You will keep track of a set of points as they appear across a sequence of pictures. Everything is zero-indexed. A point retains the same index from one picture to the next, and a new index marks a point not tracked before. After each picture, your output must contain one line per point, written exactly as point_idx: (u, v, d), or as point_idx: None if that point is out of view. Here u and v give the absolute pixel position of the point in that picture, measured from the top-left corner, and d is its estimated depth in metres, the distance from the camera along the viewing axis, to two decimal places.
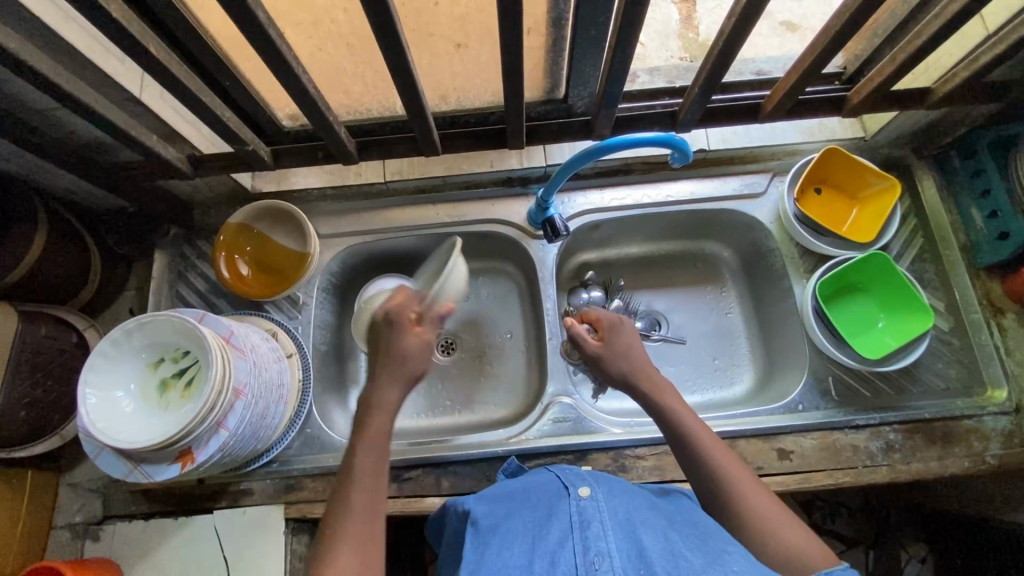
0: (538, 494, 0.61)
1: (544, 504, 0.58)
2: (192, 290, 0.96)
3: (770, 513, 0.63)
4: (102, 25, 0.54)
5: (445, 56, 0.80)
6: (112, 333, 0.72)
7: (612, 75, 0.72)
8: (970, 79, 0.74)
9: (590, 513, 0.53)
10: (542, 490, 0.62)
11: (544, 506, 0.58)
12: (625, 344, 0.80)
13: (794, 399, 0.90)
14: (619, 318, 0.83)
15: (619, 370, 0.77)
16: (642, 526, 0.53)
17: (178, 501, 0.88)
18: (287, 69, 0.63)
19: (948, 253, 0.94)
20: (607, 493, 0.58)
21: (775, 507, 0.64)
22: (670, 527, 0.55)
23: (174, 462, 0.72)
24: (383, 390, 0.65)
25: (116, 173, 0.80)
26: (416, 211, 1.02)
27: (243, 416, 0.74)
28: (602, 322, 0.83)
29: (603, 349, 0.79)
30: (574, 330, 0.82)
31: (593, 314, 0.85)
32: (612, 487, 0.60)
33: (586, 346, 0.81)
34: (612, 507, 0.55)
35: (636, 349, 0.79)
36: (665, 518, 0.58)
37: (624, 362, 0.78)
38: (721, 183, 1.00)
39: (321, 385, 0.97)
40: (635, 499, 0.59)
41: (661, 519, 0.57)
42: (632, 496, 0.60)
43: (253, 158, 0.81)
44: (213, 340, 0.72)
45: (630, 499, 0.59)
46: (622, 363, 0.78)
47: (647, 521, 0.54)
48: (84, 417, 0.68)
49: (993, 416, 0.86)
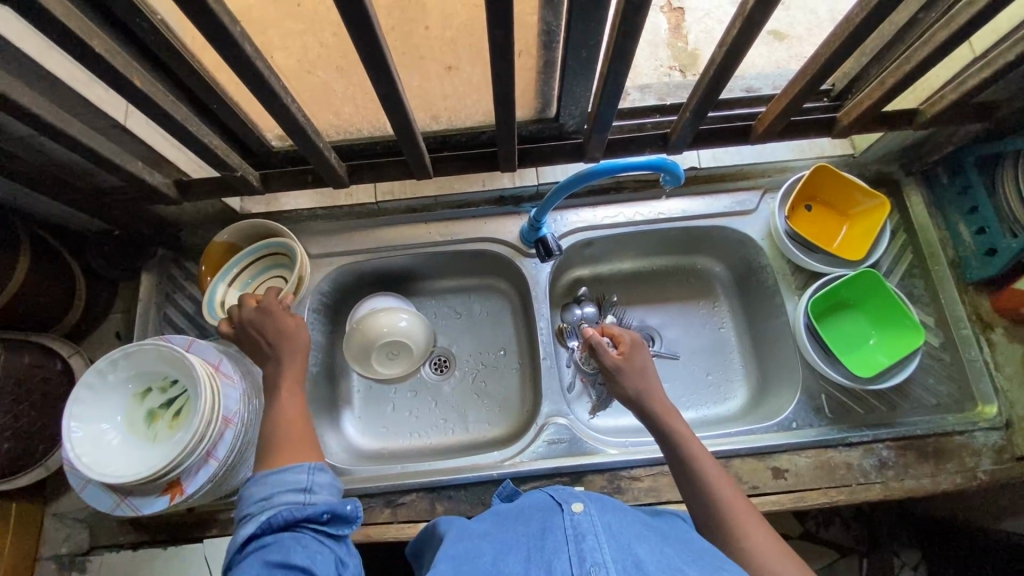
0: (531, 510, 0.60)
1: (537, 520, 0.57)
2: (180, 313, 0.95)
3: (766, 536, 0.63)
4: (86, 61, 0.53)
5: (436, 79, 0.80)
6: (97, 364, 0.70)
7: (603, 100, 0.72)
8: (957, 101, 0.75)
9: (583, 528, 0.52)
10: (533, 507, 0.60)
11: (537, 522, 0.56)
12: (642, 363, 0.80)
13: (788, 417, 0.90)
14: (640, 339, 0.83)
15: (633, 388, 0.78)
16: (638, 543, 0.52)
17: (167, 531, 0.86)
18: (276, 99, 0.62)
19: (937, 268, 0.94)
20: (601, 509, 0.57)
21: (769, 531, 0.64)
22: (665, 544, 0.55)
23: (163, 494, 0.70)
24: (280, 366, 0.71)
25: (101, 198, 0.79)
26: (408, 230, 1.01)
27: (233, 446, 0.73)
28: (623, 338, 0.83)
29: (622, 364, 0.79)
30: (596, 342, 0.81)
31: (615, 330, 0.84)
32: (605, 503, 0.59)
33: (604, 358, 0.80)
34: (606, 522, 0.54)
35: (650, 370, 0.80)
36: (660, 534, 0.57)
37: (641, 381, 0.78)
38: (712, 200, 1.00)
39: (314, 407, 0.96)
40: (628, 516, 0.58)
41: (656, 536, 0.56)
42: (625, 513, 0.59)
43: (241, 183, 0.80)
44: (202, 369, 0.70)
45: (623, 516, 0.58)
46: (638, 380, 0.78)
47: (641, 538, 0.54)
48: (69, 450, 0.67)
49: (985, 431, 0.87)
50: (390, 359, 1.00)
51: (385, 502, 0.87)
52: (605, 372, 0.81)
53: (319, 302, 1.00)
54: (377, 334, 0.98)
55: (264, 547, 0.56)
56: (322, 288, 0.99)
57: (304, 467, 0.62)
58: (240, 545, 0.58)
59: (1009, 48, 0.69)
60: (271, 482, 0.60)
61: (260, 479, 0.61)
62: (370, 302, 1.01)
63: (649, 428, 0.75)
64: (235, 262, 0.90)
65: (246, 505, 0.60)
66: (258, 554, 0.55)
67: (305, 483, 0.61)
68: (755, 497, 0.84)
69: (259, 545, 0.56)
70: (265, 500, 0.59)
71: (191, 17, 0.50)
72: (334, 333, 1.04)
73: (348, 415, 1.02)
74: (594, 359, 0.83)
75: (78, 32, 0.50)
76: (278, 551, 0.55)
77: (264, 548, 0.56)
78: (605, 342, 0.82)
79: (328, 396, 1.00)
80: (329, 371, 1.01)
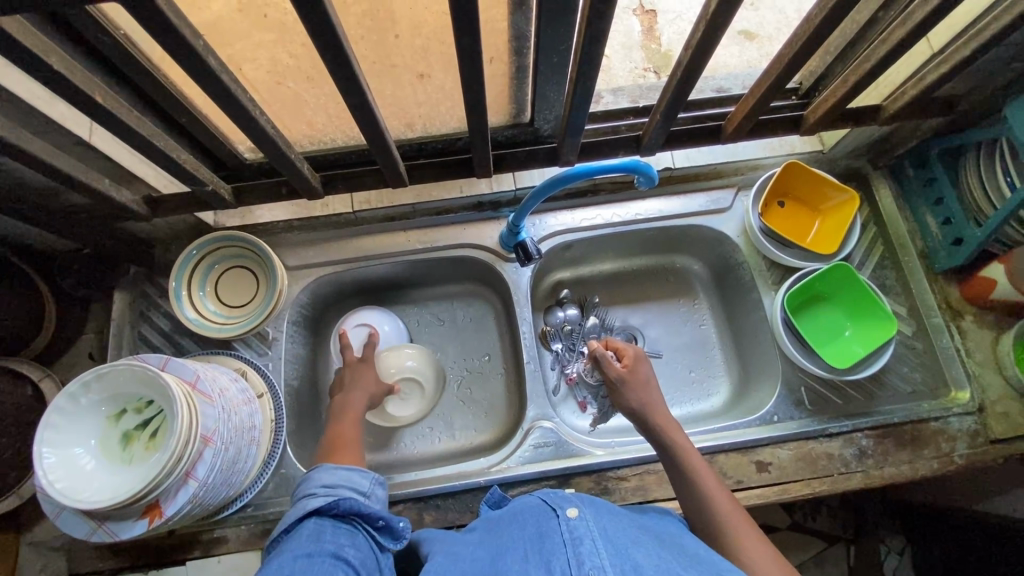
0: (526, 514, 0.60)
1: (532, 524, 0.57)
2: (156, 331, 0.93)
3: (759, 548, 0.64)
4: (45, 79, 0.51)
5: (408, 86, 0.80)
6: (68, 388, 0.68)
7: (575, 103, 0.73)
8: (918, 96, 0.77)
9: (580, 533, 0.52)
10: (527, 512, 0.60)
11: (532, 527, 0.57)
12: (647, 376, 0.82)
13: (769, 410, 0.91)
14: (644, 355, 0.85)
15: (631, 398, 0.79)
16: (634, 547, 0.52)
17: (149, 555, 0.84)
18: (245, 113, 0.61)
19: (907, 259, 0.97)
20: (597, 513, 0.57)
21: (764, 542, 0.65)
22: (660, 548, 0.55)
23: (141, 517, 0.68)
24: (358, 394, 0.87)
25: (67, 217, 0.77)
26: (387, 238, 1.00)
27: (213, 464, 0.71)
28: (628, 352, 0.84)
29: (626, 374, 0.80)
30: (602, 354, 0.81)
31: (618, 342, 0.86)
32: (599, 508, 0.59)
33: (609, 370, 0.81)
34: (601, 527, 0.54)
35: (654, 384, 0.82)
36: (656, 539, 0.57)
37: (642, 392, 0.80)
38: (688, 200, 1.01)
39: (296, 420, 0.95)
40: (623, 521, 0.59)
41: (652, 540, 0.56)
42: (619, 518, 0.59)
43: (213, 198, 0.79)
44: (177, 387, 0.68)
45: (618, 520, 0.58)
46: (641, 392, 0.80)
47: (638, 543, 0.54)
48: (40, 477, 0.65)
49: (959, 417, 0.89)
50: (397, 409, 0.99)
51: None
52: (609, 385, 0.82)
53: (299, 314, 0.99)
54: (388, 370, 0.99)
55: (321, 528, 0.63)
56: (301, 299, 0.98)
57: (368, 475, 0.74)
58: (297, 519, 0.64)
59: (963, 45, 0.71)
60: (339, 475, 0.70)
61: (329, 470, 0.71)
62: (371, 312, 1.03)
63: (649, 438, 0.78)
64: (184, 271, 0.89)
65: (308, 490, 0.68)
66: (316, 529, 0.62)
67: (366, 488, 0.71)
68: (740, 492, 0.85)
69: (317, 525, 0.63)
70: (331, 490, 0.68)
71: (152, 33, 0.49)
72: (314, 345, 1.03)
73: None
74: (598, 372, 0.84)
75: (36, 50, 0.48)
76: (335, 537, 0.62)
77: (322, 530, 0.62)
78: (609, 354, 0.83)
79: (309, 409, 0.99)
80: (310, 383, 1.01)
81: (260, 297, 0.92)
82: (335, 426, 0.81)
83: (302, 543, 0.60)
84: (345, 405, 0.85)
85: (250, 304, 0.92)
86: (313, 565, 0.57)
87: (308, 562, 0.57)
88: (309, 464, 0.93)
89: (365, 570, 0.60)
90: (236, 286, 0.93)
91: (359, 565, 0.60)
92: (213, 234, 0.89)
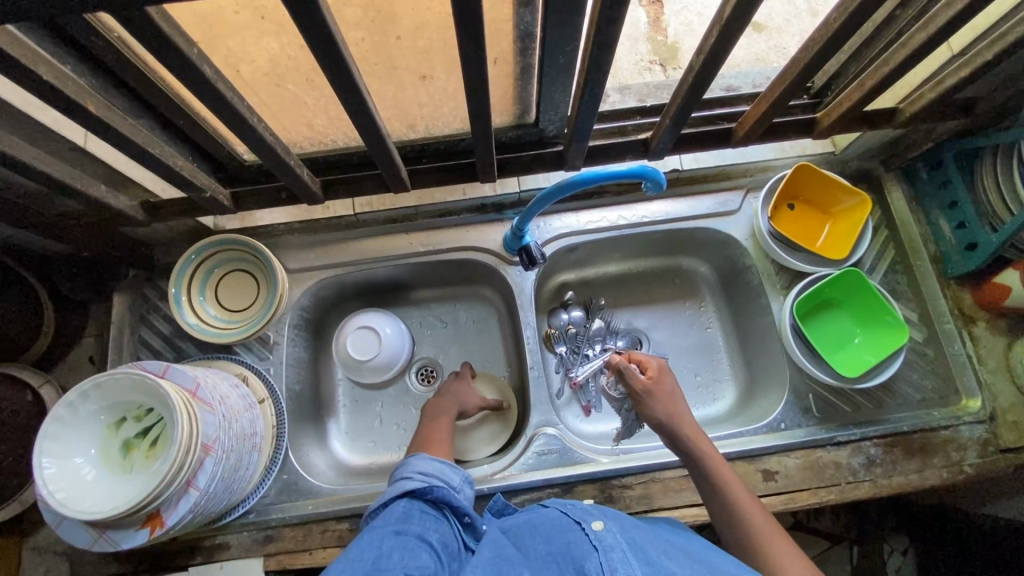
0: (547, 527, 0.61)
1: (557, 536, 0.59)
2: (156, 334, 0.93)
3: (790, 559, 0.64)
4: (33, 88, 0.49)
5: (410, 87, 0.77)
6: (66, 397, 0.67)
7: (581, 106, 0.71)
8: (937, 99, 0.75)
9: (608, 541, 0.55)
10: (548, 524, 0.62)
11: (558, 538, 0.59)
12: (671, 389, 0.81)
13: (776, 418, 0.90)
14: (666, 364, 0.85)
15: (659, 412, 0.78)
16: (664, 558, 0.54)
17: (149, 561, 0.84)
18: (242, 121, 0.60)
19: (918, 263, 0.95)
20: (621, 527, 0.60)
21: (794, 550, 0.65)
22: (689, 560, 0.56)
23: (143, 527, 0.68)
24: (448, 399, 0.92)
25: (61, 222, 0.75)
26: (388, 241, 0.99)
27: (214, 473, 0.71)
28: (651, 364, 0.84)
29: (652, 388, 0.80)
30: (624, 366, 0.83)
31: (639, 355, 0.85)
32: (622, 521, 0.62)
33: (633, 382, 0.82)
34: (628, 538, 0.57)
35: (678, 394, 0.81)
36: (683, 550, 0.59)
37: (672, 405, 0.79)
38: (695, 202, 0.99)
39: (298, 425, 0.94)
40: (647, 533, 0.61)
41: (681, 554, 0.57)
42: (642, 530, 0.61)
43: (211, 203, 0.77)
44: (178, 396, 0.67)
45: (642, 533, 0.61)
46: (669, 405, 0.79)
47: (667, 555, 0.56)
48: (41, 489, 0.64)
49: (970, 425, 0.87)
50: (472, 427, 0.97)
51: None
52: (633, 397, 0.82)
53: (300, 317, 0.98)
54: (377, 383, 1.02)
55: (411, 508, 0.65)
56: (302, 303, 0.97)
57: (457, 473, 0.75)
58: (391, 496, 0.68)
59: (987, 46, 0.68)
60: (433, 465, 0.72)
61: (425, 459, 0.73)
62: (371, 313, 1.00)
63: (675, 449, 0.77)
64: (181, 276, 0.88)
65: (405, 473, 0.70)
66: (410, 506, 0.65)
67: (456, 484, 0.73)
68: None
69: (408, 506, 0.65)
70: (427, 475, 0.70)
71: (143, 43, 0.47)
72: (315, 348, 1.03)
73: (334, 429, 1.01)
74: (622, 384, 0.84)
75: (24, 60, 0.46)
76: (422, 521, 0.63)
77: (412, 513, 0.64)
78: (633, 366, 0.83)
79: (312, 412, 0.98)
80: (313, 387, 1.00)
81: (261, 301, 0.91)
82: (429, 428, 0.87)
83: (392, 520, 0.62)
84: (441, 406, 0.90)
85: (251, 308, 0.91)
86: (400, 543, 0.57)
87: (394, 543, 0.57)
88: (313, 469, 0.93)
89: (446, 554, 0.60)
90: (237, 290, 0.92)
91: (442, 544, 0.61)
92: (212, 237, 0.88)
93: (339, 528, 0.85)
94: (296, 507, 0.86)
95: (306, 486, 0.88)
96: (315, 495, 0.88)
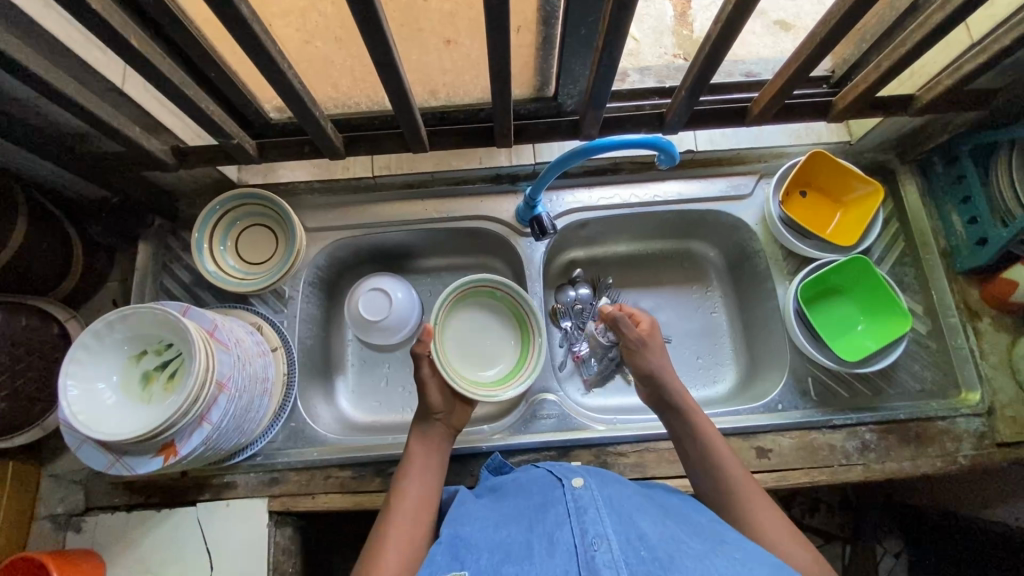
0: (531, 485, 0.68)
1: (538, 493, 0.65)
2: (177, 282, 0.96)
3: (767, 513, 0.66)
4: (80, 16, 0.52)
5: (434, 52, 0.80)
6: (93, 325, 0.71)
7: (598, 76, 0.72)
8: (953, 86, 0.75)
9: (583, 499, 0.60)
10: (534, 482, 0.68)
11: (538, 495, 0.65)
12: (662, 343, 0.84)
13: (774, 398, 0.91)
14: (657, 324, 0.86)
15: (647, 363, 0.80)
16: (640, 515, 0.59)
17: (161, 494, 0.88)
18: (272, 65, 0.62)
19: (927, 257, 0.95)
20: (600, 483, 0.65)
21: (773, 509, 0.67)
22: (666, 516, 0.61)
23: (157, 455, 0.72)
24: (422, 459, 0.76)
25: (96, 164, 0.79)
26: (404, 206, 1.01)
27: (227, 409, 0.74)
28: (643, 318, 0.85)
29: (645, 338, 0.82)
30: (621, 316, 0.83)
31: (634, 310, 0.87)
32: (604, 478, 0.67)
33: (627, 331, 0.82)
34: (605, 496, 0.62)
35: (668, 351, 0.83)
36: (660, 506, 0.63)
37: (662, 358, 0.81)
38: (708, 184, 1.00)
39: (307, 378, 0.97)
40: (628, 490, 0.66)
41: (658, 510, 0.62)
42: (623, 486, 0.67)
43: (237, 151, 0.80)
44: (197, 332, 0.71)
45: (623, 489, 0.66)
46: (659, 357, 0.81)
47: (643, 512, 0.61)
48: (65, 408, 0.68)
49: (967, 418, 0.88)
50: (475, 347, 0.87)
51: (375, 471, 0.88)
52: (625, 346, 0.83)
53: (315, 276, 1.01)
54: (386, 345, 1.05)
55: None
56: (318, 262, 1.00)
57: None
58: None
59: (1005, 32, 0.69)
60: None
61: None
62: (383, 276, 1.02)
63: (658, 402, 0.80)
64: (204, 226, 0.91)
65: None
66: None
67: None
68: None
69: None
70: None
71: None
72: (328, 307, 1.06)
73: (342, 386, 1.04)
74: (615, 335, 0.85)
75: None
76: None
77: None
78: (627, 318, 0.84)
79: (321, 367, 1.02)
80: (324, 343, 1.03)
81: (278, 256, 0.94)
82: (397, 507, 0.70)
83: None
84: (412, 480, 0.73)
85: (269, 262, 0.94)
86: None
87: None
88: (319, 419, 0.96)
89: None
90: (255, 244, 0.95)
91: None
92: (238, 190, 0.92)
93: (341, 475, 0.88)
94: (302, 453, 0.90)
95: (312, 434, 0.91)
96: (319, 444, 0.91)
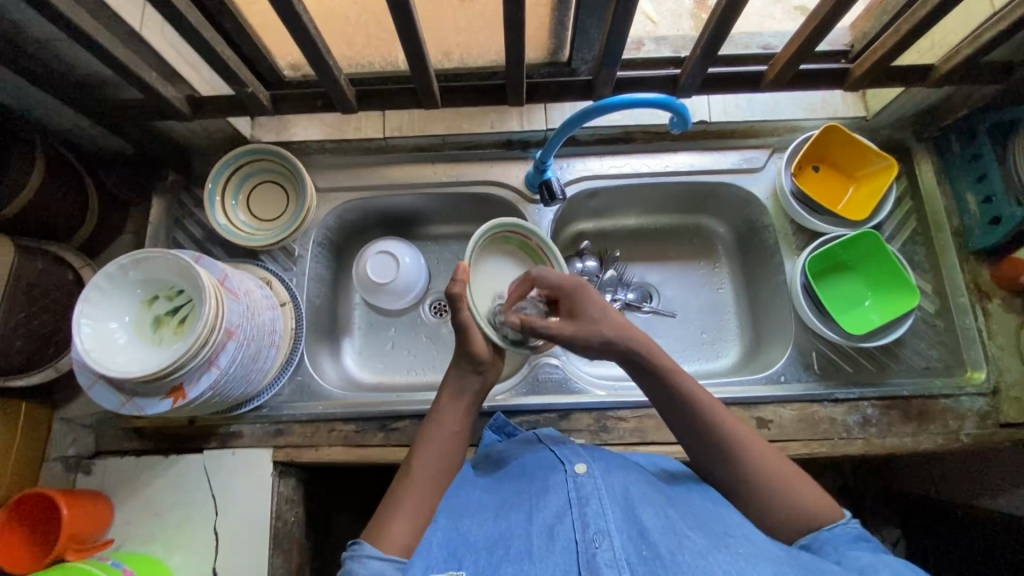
0: (532, 470, 0.68)
1: (540, 478, 0.65)
2: (188, 237, 0.97)
3: (786, 485, 0.63)
4: None
5: (449, 9, 0.80)
6: (107, 269, 0.72)
7: (612, 35, 0.72)
8: (972, 56, 0.74)
9: (586, 490, 0.61)
10: (536, 467, 0.68)
11: (540, 480, 0.65)
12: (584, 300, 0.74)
13: (777, 370, 0.91)
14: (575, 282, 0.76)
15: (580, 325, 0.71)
16: (642, 505, 0.60)
17: (169, 441, 0.90)
18: (289, 9, 0.63)
19: (939, 236, 0.94)
20: (603, 468, 0.65)
21: (793, 477, 0.64)
22: (669, 506, 0.61)
23: (166, 397, 0.73)
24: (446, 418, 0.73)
25: (113, 111, 0.80)
26: (414, 168, 1.02)
27: (235, 355, 0.76)
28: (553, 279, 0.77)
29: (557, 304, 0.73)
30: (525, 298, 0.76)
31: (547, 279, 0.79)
32: (608, 461, 0.67)
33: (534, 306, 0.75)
34: (607, 484, 0.62)
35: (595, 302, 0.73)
36: (663, 494, 0.64)
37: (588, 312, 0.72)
38: (720, 156, 1.00)
39: (314, 335, 0.98)
40: (631, 473, 0.66)
41: (660, 497, 0.63)
42: (627, 468, 0.66)
43: (251, 102, 0.81)
44: (207, 280, 0.72)
45: (625, 472, 0.66)
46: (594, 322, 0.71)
47: (647, 500, 0.61)
48: (78, 344, 0.69)
49: (970, 397, 0.88)
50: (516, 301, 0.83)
51: (378, 426, 0.90)
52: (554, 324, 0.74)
53: (324, 236, 1.02)
54: (392, 308, 1.06)
55: None
56: (328, 222, 1.01)
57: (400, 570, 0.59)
58: None
59: None
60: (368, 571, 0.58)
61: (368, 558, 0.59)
62: (393, 240, 1.03)
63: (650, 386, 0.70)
64: (217, 180, 0.92)
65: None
66: None
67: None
68: None
69: None
70: None
71: None
72: (336, 269, 1.07)
73: (348, 346, 1.06)
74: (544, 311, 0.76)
75: None
76: None
77: None
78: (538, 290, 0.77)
79: (328, 326, 1.03)
80: (331, 303, 1.04)
81: (289, 213, 0.95)
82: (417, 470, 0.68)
83: None
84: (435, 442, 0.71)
85: (279, 218, 0.95)
86: None
87: None
88: (324, 376, 0.97)
89: None
90: (267, 200, 0.96)
91: None
92: (251, 145, 0.92)
93: (345, 429, 0.90)
94: (307, 407, 0.91)
95: (317, 389, 0.93)
96: (325, 398, 0.93)
